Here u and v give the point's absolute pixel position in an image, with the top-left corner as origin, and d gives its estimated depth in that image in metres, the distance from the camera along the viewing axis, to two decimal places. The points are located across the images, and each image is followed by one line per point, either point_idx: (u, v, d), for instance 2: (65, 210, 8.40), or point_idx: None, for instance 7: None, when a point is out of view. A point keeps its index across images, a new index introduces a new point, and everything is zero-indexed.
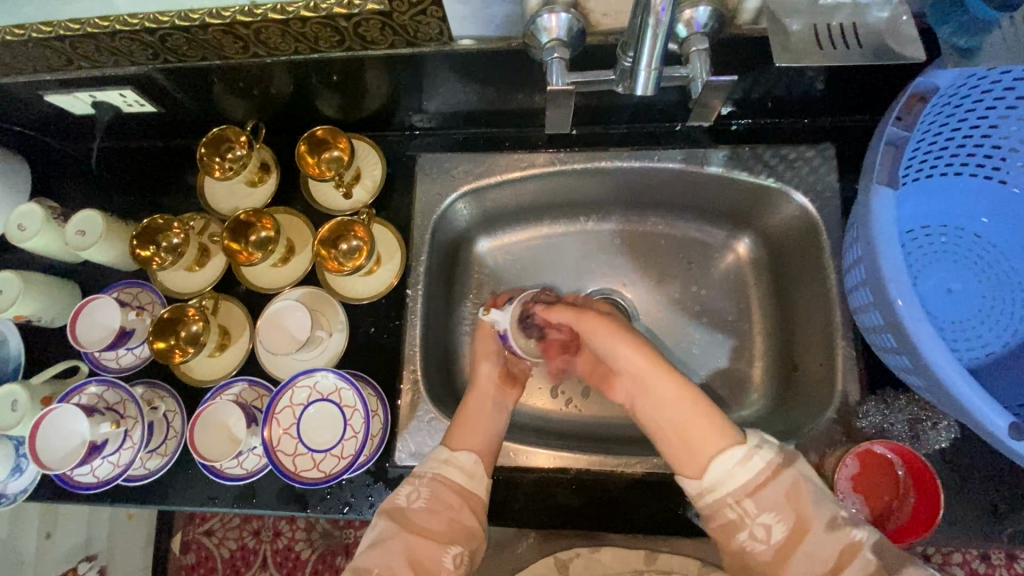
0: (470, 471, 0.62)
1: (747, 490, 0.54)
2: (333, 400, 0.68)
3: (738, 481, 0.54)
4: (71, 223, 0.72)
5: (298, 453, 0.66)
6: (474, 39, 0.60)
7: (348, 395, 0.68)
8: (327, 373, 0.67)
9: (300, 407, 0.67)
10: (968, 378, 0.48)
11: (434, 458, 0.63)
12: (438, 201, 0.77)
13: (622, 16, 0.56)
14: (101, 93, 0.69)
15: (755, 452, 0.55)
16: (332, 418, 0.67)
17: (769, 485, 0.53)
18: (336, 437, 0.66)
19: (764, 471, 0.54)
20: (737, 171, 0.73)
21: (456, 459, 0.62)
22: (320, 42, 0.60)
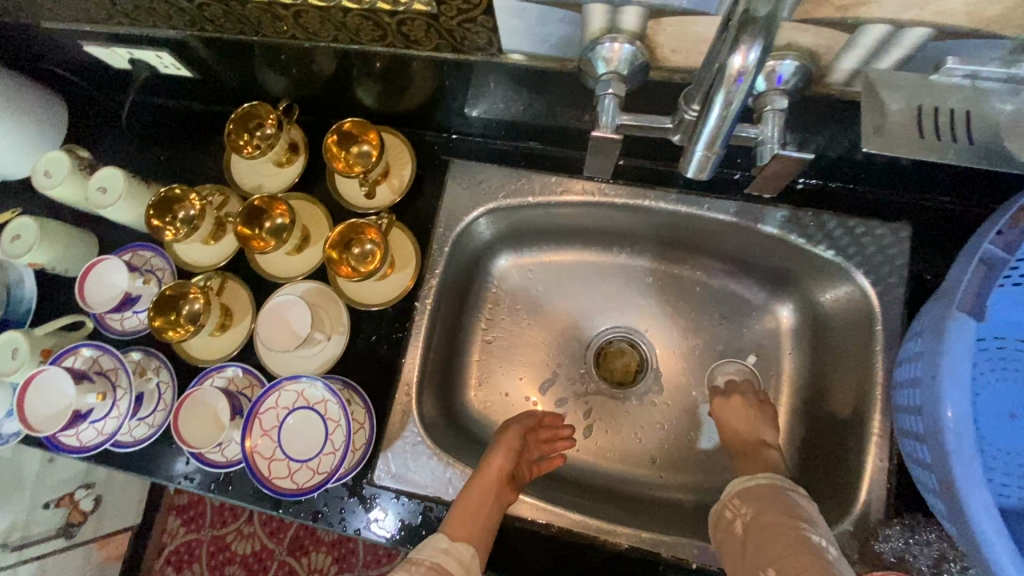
0: (468, 566, 0.57)
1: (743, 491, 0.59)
2: (317, 410, 0.65)
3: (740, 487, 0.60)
4: (95, 177, 0.71)
5: (275, 459, 0.63)
6: (523, 53, 0.54)
7: (333, 408, 0.64)
8: (317, 382, 0.65)
9: (285, 412, 0.65)
10: (1011, 545, 0.42)
11: (434, 547, 0.58)
12: (464, 214, 0.72)
13: (694, 55, 0.49)
14: (139, 51, 0.67)
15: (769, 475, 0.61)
16: (315, 429, 0.64)
17: (760, 484, 0.59)
18: (315, 450, 0.64)
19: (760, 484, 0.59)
20: (794, 237, 0.66)
21: (455, 551, 0.57)
22: (362, 34, 0.56)
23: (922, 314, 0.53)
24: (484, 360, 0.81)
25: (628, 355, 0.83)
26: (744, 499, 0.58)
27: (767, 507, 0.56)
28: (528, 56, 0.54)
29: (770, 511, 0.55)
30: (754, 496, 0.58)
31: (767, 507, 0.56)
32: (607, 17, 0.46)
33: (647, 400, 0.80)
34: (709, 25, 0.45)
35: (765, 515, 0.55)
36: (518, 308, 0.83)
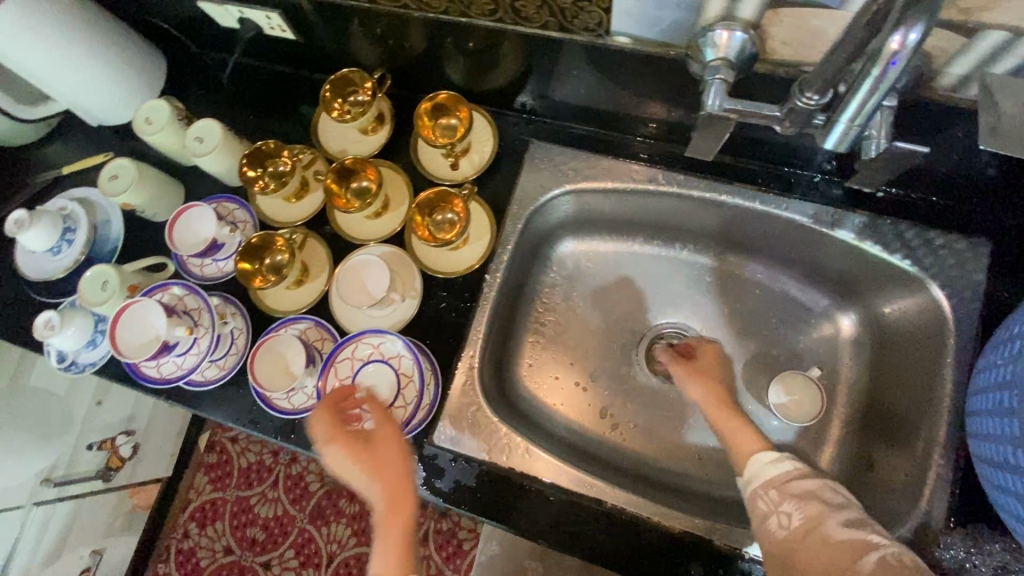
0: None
1: (781, 483, 0.56)
2: (391, 364, 0.68)
3: (770, 472, 0.58)
4: (191, 127, 0.74)
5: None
6: (630, 37, 0.56)
7: (406, 363, 0.68)
8: (393, 338, 0.68)
9: (360, 363, 0.68)
10: None
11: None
12: (540, 193, 0.74)
13: (803, 49, 0.50)
14: (250, 11, 0.70)
15: (786, 458, 0.58)
16: (387, 382, 0.67)
17: (799, 481, 0.56)
18: (386, 402, 0.67)
19: (790, 470, 0.57)
20: (870, 243, 0.66)
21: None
22: (473, 7, 0.58)
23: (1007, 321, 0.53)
24: (538, 340, 0.83)
25: None
26: (785, 491, 0.55)
27: (826, 515, 0.52)
28: (634, 39, 0.56)
29: (832, 521, 0.51)
30: (791, 488, 0.55)
31: (825, 513, 0.52)
32: (726, 3, 0.48)
33: None
34: (827, 20, 0.47)
35: (829, 528, 0.51)
36: (577, 293, 0.84)
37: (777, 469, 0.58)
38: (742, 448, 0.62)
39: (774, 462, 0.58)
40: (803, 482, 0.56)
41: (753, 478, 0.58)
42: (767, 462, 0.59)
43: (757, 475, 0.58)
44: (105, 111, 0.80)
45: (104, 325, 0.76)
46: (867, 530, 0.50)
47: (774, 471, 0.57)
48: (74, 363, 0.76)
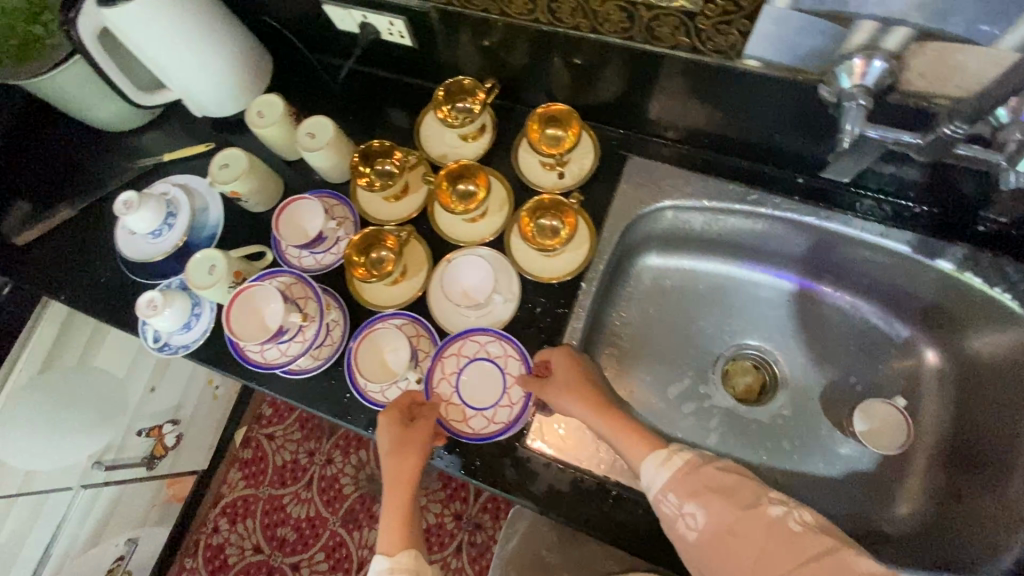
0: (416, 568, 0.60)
1: (671, 484, 0.54)
2: (497, 363, 0.70)
3: (659, 479, 0.55)
4: (303, 124, 0.76)
5: (452, 404, 0.69)
6: (760, 61, 0.58)
7: (514, 365, 0.70)
8: (502, 341, 0.70)
9: (466, 360, 0.70)
10: None
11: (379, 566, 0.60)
12: (638, 206, 0.75)
13: (940, 82, 0.52)
14: (374, 17, 0.73)
15: (675, 453, 0.56)
16: (492, 378, 0.70)
17: (691, 475, 0.54)
18: (492, 399, 0.69)
19: (678, 467, 0.55)
20: (970, 275, 0.67)
21: (395, 564, 0.60)
22: (606, 24, 0.61)
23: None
24: (617, 352, 0.83)
25: (750, 375, 0.83)
26: (680, 498, 0.53)
27: (729, 506, 0.51)
28: (764, 64, 0.58)
29: (733, 508, 0.51)
30: (687, 487, 0.53)
31: (727, 507, 0.51)
32: (872, 34, 0.50)
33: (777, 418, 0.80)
34: (974, 55, 0.49)
35: (738, 524, 0.50)
36: (658, 308, 0.85)
37: (663, 474, 0.55)
38: (636, 458, 0.59)
39: (661, 465, 0.56)
40: (699, 476, 0.54)
41: (648, 488, 0.56)
42: (656, 466, 0.56)
43: (650, 484, 0.56)
44: (214, 102, 0.83)
45: (199, 309, 0.78)
46: (765, 504, 0.50)
47: (663, 476, 0.55)
48: (167, 344, 0.77)
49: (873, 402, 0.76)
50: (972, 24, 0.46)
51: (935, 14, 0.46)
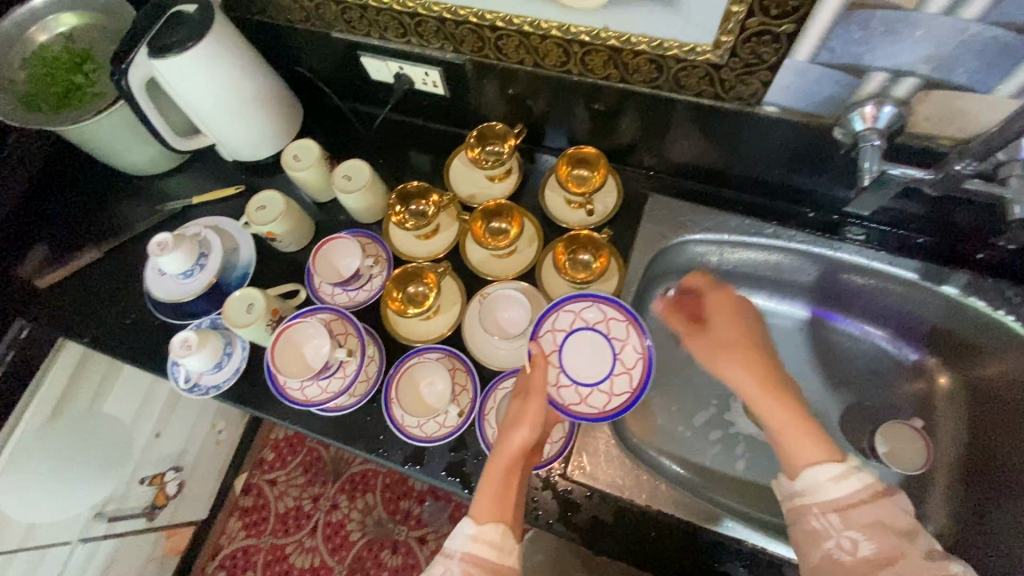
0: (500, 545, 0.55)
1: (843, 506, 0.51)
2: (598, 329, 0.70)
3: (830, 492, 0.52)
4: (340, 167, 0.79)
5: (563, 385, 0.69)
6: (779, 107, 0.63)
7: (617, 327, 0.70)
8: (600, 306, 0.71)
9: (563, 332, 0.70)
10: None
11: (461, 534, 0.55)
12: (662, 240, 0.80)
13: (943, 126, 0.58)
14: (410, 68, 0.78)
15: (852, 471, 0.52)
16: (602, 355, 0.70)
17: (868, 505, 0.50)
18: (589, 378, 0.69)
19: (862, 488, 0.51)
20: (975, 300, 0.72)
21: (482, 535, 0.55)
22: (636, 75, 0.66)
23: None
24: None
25: None
26: (846, 518, 0.50)
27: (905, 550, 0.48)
28: (782, 109, 0.63)
29: (914, 555, 0.47)
30: (857, 515, 0.50)
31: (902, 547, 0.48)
32: (882, 83, 0.56)
33: None
34: (975, 101, 0.54)
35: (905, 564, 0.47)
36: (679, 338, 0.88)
37: (845, 488, 0.52)
38: (799, 459, 0.55)
39: (840, 479, 0.52)
40: (875, 508, 0.50)
41: (805, 493, 0.53)
42: (835, 475, 0.52)
43: (812, 491, 0.53)
44: (247, 147, 0.86)
45: (231, 349, 0.78)
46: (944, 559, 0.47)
47: (836, 491, 0.52)
48: (197, 385, 0.77)
49: (888, 426, 0.79)
50: (974, 75, 0.52)
51: (940, 66, 0.52)
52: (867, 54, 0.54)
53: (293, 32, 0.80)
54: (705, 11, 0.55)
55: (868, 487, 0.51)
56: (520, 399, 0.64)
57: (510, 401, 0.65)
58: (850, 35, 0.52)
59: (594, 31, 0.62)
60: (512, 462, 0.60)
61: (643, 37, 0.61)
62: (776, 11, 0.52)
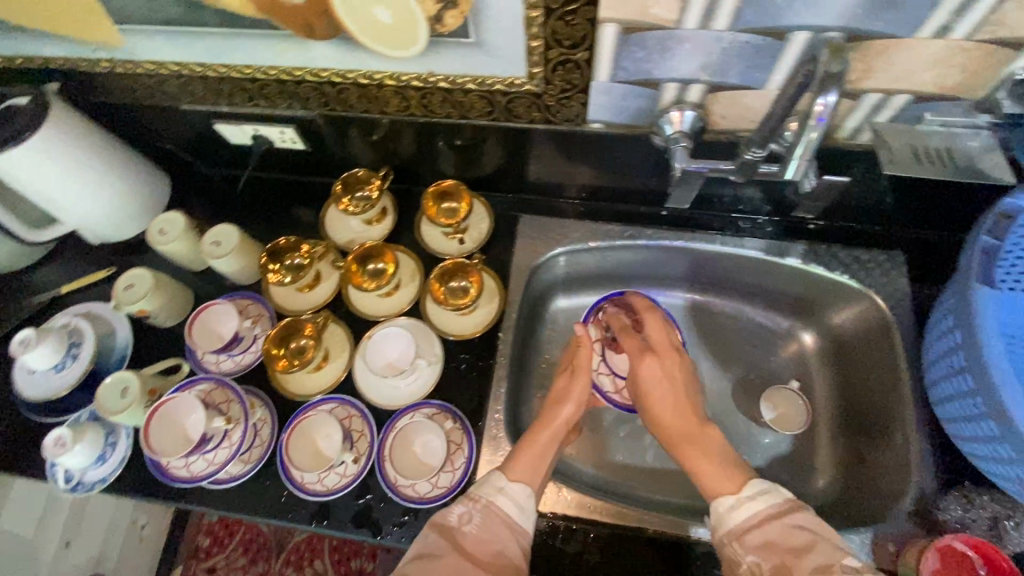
0: (523, 505, 0.60)
1: (741, 533, 0.54)
2: None
3: (735, 518, 0.55)
4: (208, 234, 0.79)
5: (602, 373, 0.82)
6: (604, 123, 0.69)
7: None
8: (616, 299, 0.85)
9: (612, 323, 0.83)
10: None
11: (491, 484, 0.61)
12: (537, 256, 0.84)
13: (739, 120, 0.65)
14: (265, 129, 0.80)
15: (755, 495, 0.55)
16: None
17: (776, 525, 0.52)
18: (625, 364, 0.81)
19: (757, 514, 0.54)
20: (815, 265, 0.80)
21: (511, 490, 0.61)
22: (473, 110, 0.71)
23: (938, 304, 0.66)
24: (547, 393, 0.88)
25: None
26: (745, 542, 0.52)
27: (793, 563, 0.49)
28: (606, 125, 0.69)
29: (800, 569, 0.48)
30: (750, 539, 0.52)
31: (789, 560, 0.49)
32: (676, 92, 0.63)
33: None
34: (754, 97, 0.61)
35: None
36: None
37: (745, 513, 0.54)
38: (711, 486, 0.59)
39: (738, 508, 0.55)
40: (765, 531, 0.52)
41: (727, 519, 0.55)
42: (735, 504, 0.56)
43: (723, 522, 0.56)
44: (112, 228, 0.84)
45: (115, 438, 0.75)
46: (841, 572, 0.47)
47: (746, 513, 0.54)
48: (80, 482, 0.73)
49: (773, 389, 0.85)
50: (743, 75, 0.59)
51: (716, 72, 0.59)
52: (654, 69, 0.60)
53: (142, 109, 0.80)
54: (511, 48, 0.60)
55: (778, 507, 0.54)
56: (567, 377, 0.74)
57: (557, 378, 0.75)
58: (636, 55, 0.59)
59: (422, 76, 0.66)
60: (555, 433, 0.69)
61: (466, 76, 0.65)
62: (568, 42, 0.58)
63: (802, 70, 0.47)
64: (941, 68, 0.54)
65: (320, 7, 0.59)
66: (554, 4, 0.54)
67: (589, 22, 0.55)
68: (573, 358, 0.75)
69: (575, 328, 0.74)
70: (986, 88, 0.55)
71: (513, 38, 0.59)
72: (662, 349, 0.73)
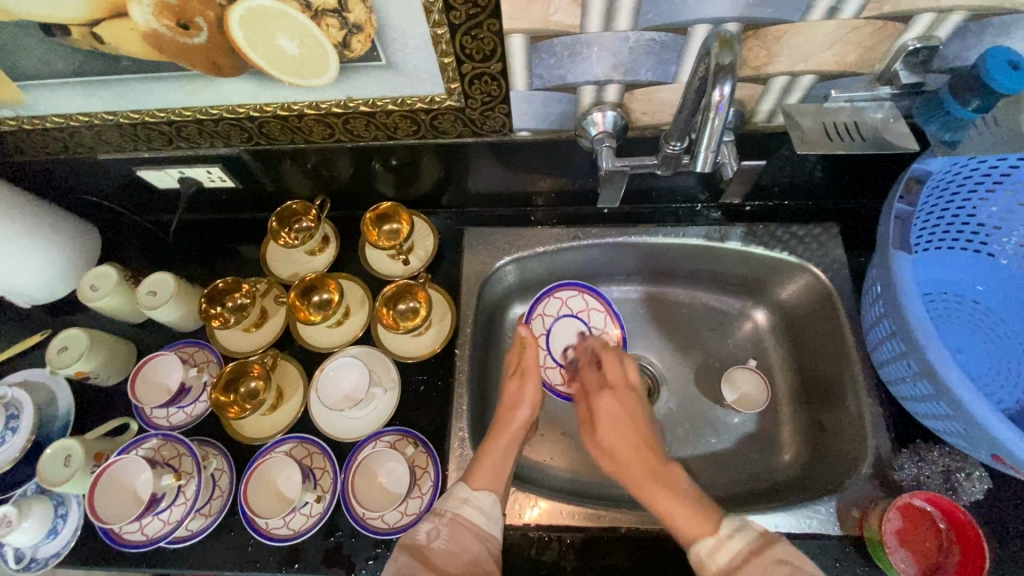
0: (490, 512, 0.60)
1: (730, 575, 0.52)
2: (579, 316, 0.86)
3: (717, 563, 0.52)
4: (143, 284, 0.78)
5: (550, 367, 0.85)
6: (530, 131, 0.69)
7: (596, 316, 0.86)
8: (583, 296, 0.87)
9: (552, 315, 0.87)
10: (1008, 423, 0.52)
11: (455, 496, 0.61)
12: (485, 268, 0.83)
13: (659, 115, 0.66)
14: (190, 170, 0.78)
15: (733, 534, 0.53)
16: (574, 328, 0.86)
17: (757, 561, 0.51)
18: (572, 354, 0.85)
19: (739, 554, 0.52)
20: (756, 246, 0.82)
21: (475, 499, 0.61)
22: (398, 131, 0.70)
23: (869, 273, 0.68)
24: None
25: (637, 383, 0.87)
26: None
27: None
28: (533, 132, 0.69)
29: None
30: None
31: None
32: (594, 94, 0.63)
33: (670, 414, 0.84)
34: (669, 91, 0.63)
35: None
36: None
37: (724, 554, 0.53)
38: (686, 534, 0.55)
39: (717, 551, 0.53)
40: (751, 572, 0.51)
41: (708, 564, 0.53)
42: (716, 545, 0.53)
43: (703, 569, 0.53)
44: (41, 290, 0.80)
45: (64, 509, 0.71)
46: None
47: (725, 556, 0.52)
48: (34, 559, 0.69)
49: (731, 370, 0.85)
50: (654, 71, 0.60)
51: (628, 70, 0.59)
52: (568, 74, 0.60)
53: (60, 163, 0.78)
54: (423, 66, 0.60)
55: (756, 543, 0.53)
56: (517, 380, 0.72)
57: (507, 381, 0.73)
58: (546, 62, 0.59)
59: (341, 102, 0.65)
60: (514, 435, 0.68)
61: (385, 97, 0.64)
62: (479, 56, 0.58)
63: (700, 63, 0.48)
64: (838, 47, 0.56)
65: (223, 44, 0.58)
66: (457, 20, 0.54)
67: (496, 35, 0.55)
68: (518, 359, 0.74)
69: (521, 330, 0.73)
70: (881, 62, 0.58)
71: (424, 56, 0.59)
72: (620, 385, 0.71)
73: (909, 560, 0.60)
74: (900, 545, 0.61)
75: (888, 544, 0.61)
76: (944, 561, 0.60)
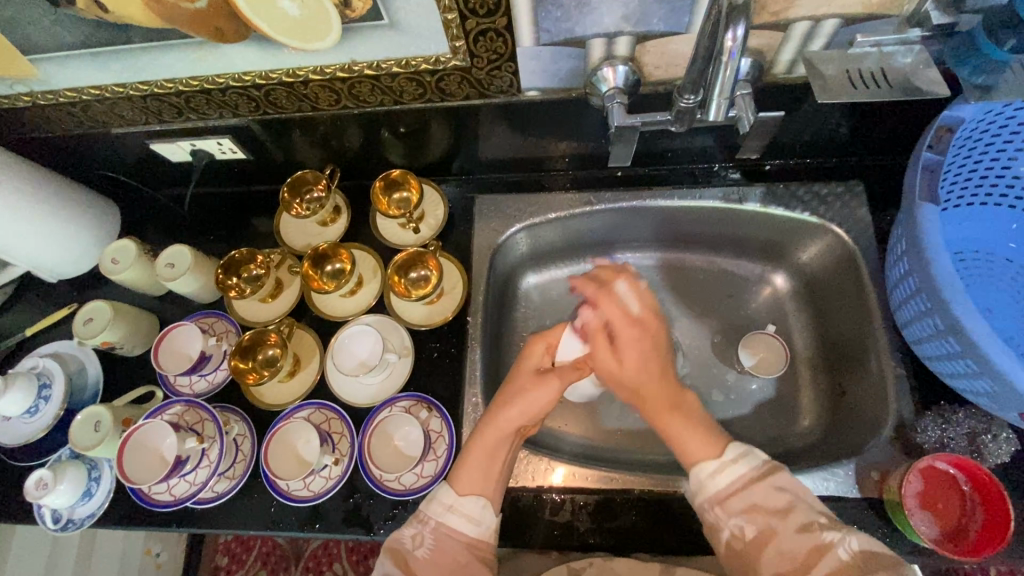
0: (478, 519, 0.59)
1: (723, 497, 0.53)
2: None
3: (716, 484, 0.54)
4: (161, 257, 0.79)
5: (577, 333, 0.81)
6: (539, 90, 0.67)
7: None
8: None
9: None
10: None
11: (439, 502, 0.60)
12: (497, 235, 0.82)
13: (673, 68, 0.64)
14: (201, 142, 0.78)
15: (737, 458, 0.55)
16: None
17: (744, 491, 0.53)
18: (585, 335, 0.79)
19: (739, 478, 0.53)
20: (775, 207, 0.78)
21: (462, 506, 0.59)
22: (404, 94, 0.68)
23: (895, 230, 0.66)
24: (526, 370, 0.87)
25: None
26: (727, 507, 0.52)
27: (777, 526, 0.50)
28: (541, 91, 0.67)
29: (786, 530, 0.50)
30: (733, 503, 0.52)
31: (775, 524, 0.50)
32: (604, 49, 0.61)
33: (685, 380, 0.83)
34: (682, 42, 0.60)
35: (782, 542, 0.49)
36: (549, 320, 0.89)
37: (724, 477, 0.54)
38: (689, 454, 0.57)
39: (718, 472, 0.54)
40: (750, 493, 0.52)
41: (705, 485, 0.54)
42: (718, 467, 0.55)
43: (700, 486, 0.55)
44: (65, 266, 0.81)
45: (97, 472, 0.74)
46: (817, 530, 0.49)
47: (725, 479, 0.54)
48: (70, 520, 0.72)
49: (748, 336, 0.83)
50: (666, 22, 0.57)
51: (639, 21, 0.57)
52: (576, 27, 0.58)
53: (77, 138, 0.79)
54: (425, 24, 0.58)
55: (758, 469, 0.54)
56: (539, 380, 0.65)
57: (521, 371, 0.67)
58: (552, 14, 0.57)
59: (345, 65, 0.64)
60: (505, 437, 0.63)
61: (389, 58, 0.63)
62: (483, 10, 0.56)
63: (712, 6, 0.46)
64: None
65: (224, 7, 0.58)
66: None
67: None
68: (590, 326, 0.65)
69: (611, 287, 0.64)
70: (912, 2, 0.54)
71: (426, 14, 0.57)
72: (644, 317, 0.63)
73: (929, 521, 0.59)
74: (920, 507, 0.60)
75: (908, 506, 0.60)
76: (968, 523, 0.59)
